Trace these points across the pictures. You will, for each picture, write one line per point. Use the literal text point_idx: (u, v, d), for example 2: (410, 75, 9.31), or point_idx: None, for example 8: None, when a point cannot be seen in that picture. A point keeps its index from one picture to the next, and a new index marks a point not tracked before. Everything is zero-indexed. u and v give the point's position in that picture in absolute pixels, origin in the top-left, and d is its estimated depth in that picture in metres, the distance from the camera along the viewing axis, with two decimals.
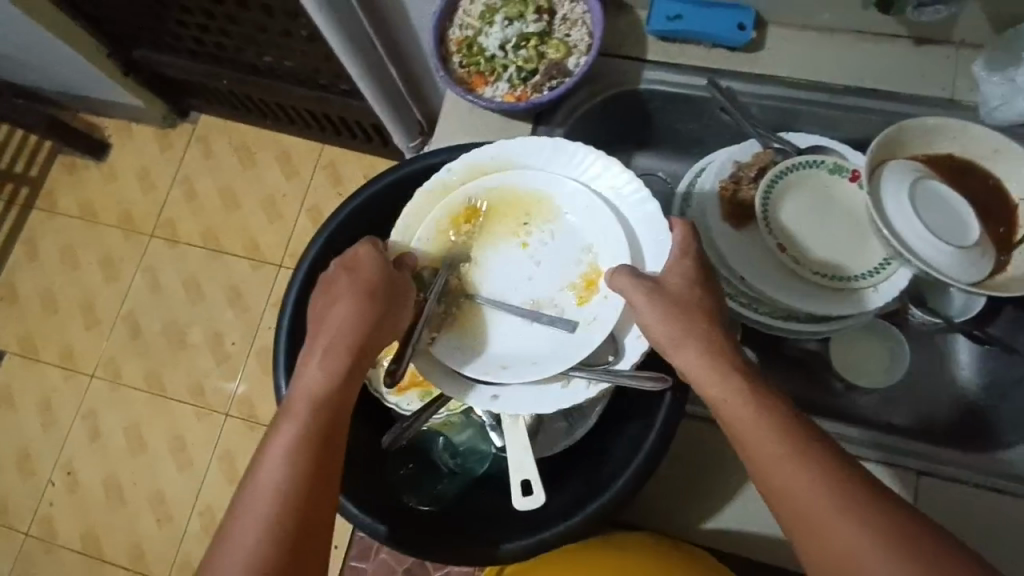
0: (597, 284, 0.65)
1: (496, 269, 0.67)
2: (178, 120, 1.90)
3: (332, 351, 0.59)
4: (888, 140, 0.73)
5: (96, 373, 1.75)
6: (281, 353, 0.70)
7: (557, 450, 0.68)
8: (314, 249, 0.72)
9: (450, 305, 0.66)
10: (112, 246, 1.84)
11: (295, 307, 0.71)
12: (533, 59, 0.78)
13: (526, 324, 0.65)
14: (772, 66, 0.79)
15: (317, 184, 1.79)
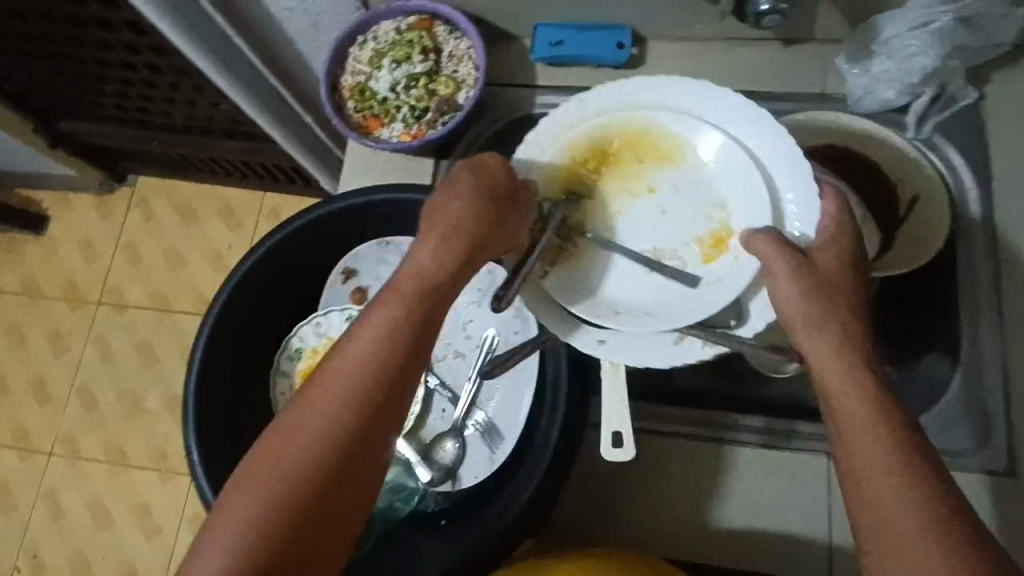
0: (727, 243, 0.63)
1: (617, 211, 0.66)
2: (116, 185, 1.88)
3: (449, 243, 0.56)
4: None
5: (54, 451, 1.71)
6: (190, 416, 0.62)
7: (481, 478, 0.69)
8: (224, 294, 0.65)
9: (564, 244, 0.65)
10: (60, 319, 1.81)
11: (202, 364, 0.64)
12: (424, 97, 0.80)
13: (646, 274, 0.64)
14: (656, 79, 0.82)
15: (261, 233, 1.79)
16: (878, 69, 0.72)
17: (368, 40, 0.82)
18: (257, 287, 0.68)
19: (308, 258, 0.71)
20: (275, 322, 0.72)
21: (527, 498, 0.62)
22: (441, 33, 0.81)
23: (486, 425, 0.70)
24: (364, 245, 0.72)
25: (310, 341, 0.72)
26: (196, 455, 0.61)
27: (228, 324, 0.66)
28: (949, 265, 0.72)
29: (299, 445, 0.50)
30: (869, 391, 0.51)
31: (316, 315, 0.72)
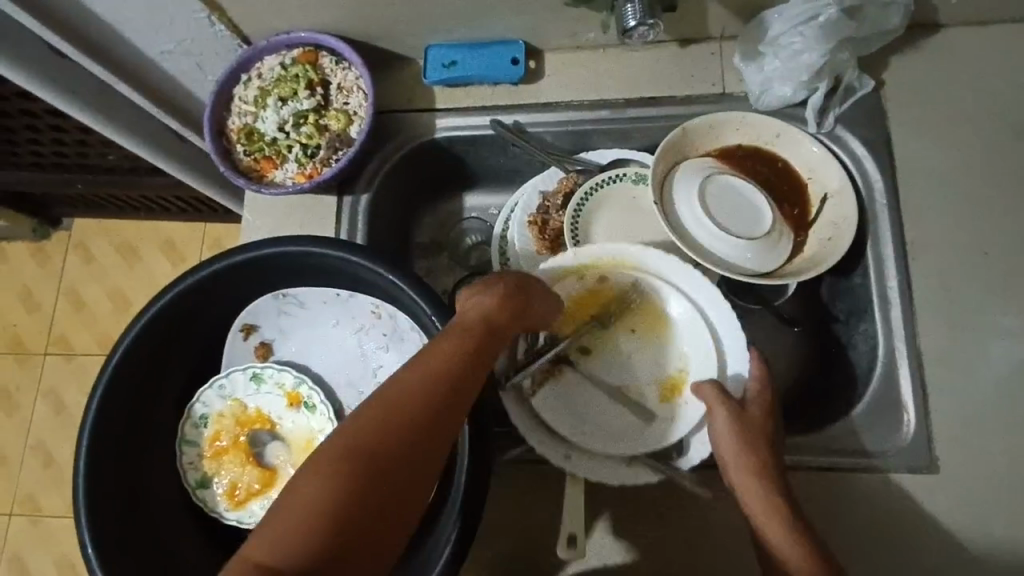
0: (681, 390, 0.69)
1: (594, 347, 0.73)
2: (52, 230, 1.81)
3: (506, 303, 0.58)
4: (674, 144, 0.74)
5: (14, 512, 1.65)
6: (82, 508, 0.57)
7: None
8: (113, 363, 0.61)
9: (554, 367, 0.71)
10: (5, 376, 1.74)
11: (91, 445, 0.60)
12: (314, 134, 0.77)
13: (610, 406, 0.71)
14: (556, 90, 0.79)
15: None
16: (768, 67, 0.71)
17: (252, 77, 0.78)
18: (147, 355, 0.64)
19: (201, 316, 0.67)
20: (175, 389, 0.68)
21: (439, 563, 0.56)
22: (327, 64, 0.78)
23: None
24: (260, 299, 0.69)
25: (214, 405, 0.69)
26: (91, 550, 0.56)
27: (117, 397, 0.62)
28: (864, 259, 0.70)
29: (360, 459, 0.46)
30: (789, 523, 0.55)
31: (218, 377, 0.69)
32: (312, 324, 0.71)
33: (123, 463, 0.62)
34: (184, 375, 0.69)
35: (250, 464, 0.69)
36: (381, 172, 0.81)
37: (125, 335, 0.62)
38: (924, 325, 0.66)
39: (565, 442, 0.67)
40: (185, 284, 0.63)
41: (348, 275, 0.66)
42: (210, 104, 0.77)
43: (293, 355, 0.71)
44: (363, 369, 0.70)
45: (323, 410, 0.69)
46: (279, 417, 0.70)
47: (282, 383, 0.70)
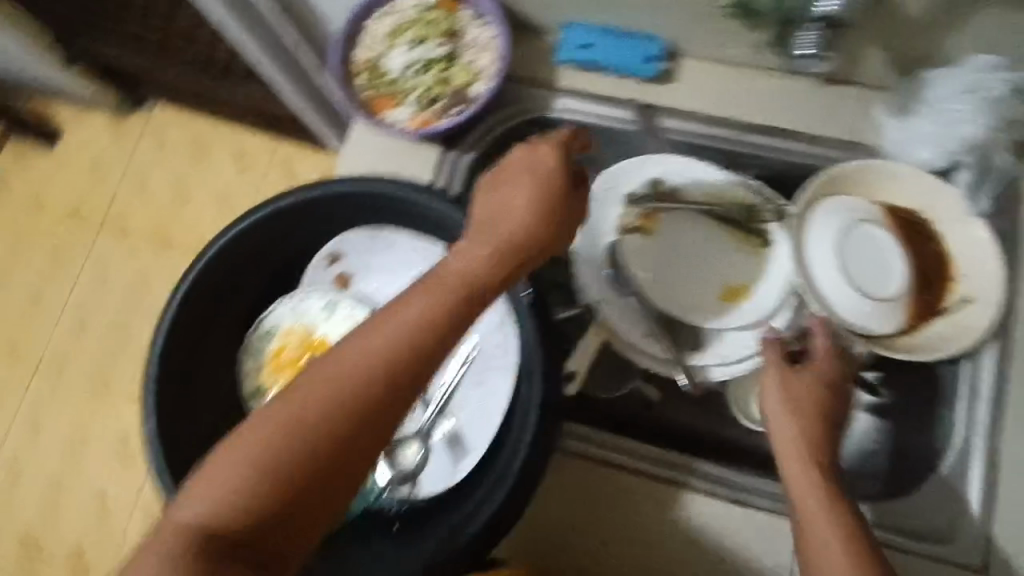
0: (744, 299, 0.69)
1: (687, 226, 0.72)
2: (132, 109, 1.85)
3: (530, 220, 0.56)
4: (849, 176, 0.70)
5: (43, 366, 1.73)
6: (151, 387, 0.61)
7: (440, 489, 0.67)
8: (196, 270, 0.64)
9: (644, 222, 0.71)
10: (61, 237, 1.81)
11: (170, 333, 0.63)
12: (437, 84, 0.76)
13: (678, 281, 0.70)
14: (682, 99, 0.77)
15: (270, 179, 1.76)
16: (914, 128, 0.69)
17: (388, 14, 0.78)
18: (238, 256, 0.66)
19: (296, 231, 0.69)
20: (245, 302, 0.71)
21: (483, 523, 0.58)
22: (465, 18, 0.77)
23: (456, 434, 0.69)
24: (351, 232, 0.71)
25: (284, 321, 0.71)
26: (153, 428, 0.60)
27: (203, 291, 0.65)
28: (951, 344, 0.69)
29: (371, 374, 0.48)
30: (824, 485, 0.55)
31: (294, 295, 0.71)
32: (396, 265, 0.72)
33: (193, 354, 0.66)
34: (253, 292, 0.71)
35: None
36: (485, 136, 0.80)
37: (213, 243, 0.64)
38: (1000, 430, 0.65)
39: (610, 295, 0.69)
40: (274, 205, 0.65)
41: (438, 227, 0.67)
42: (343, 30, 0.77)
43: (371, 290, 0.72)
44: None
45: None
46: None
47: (354, 317, 0.71)
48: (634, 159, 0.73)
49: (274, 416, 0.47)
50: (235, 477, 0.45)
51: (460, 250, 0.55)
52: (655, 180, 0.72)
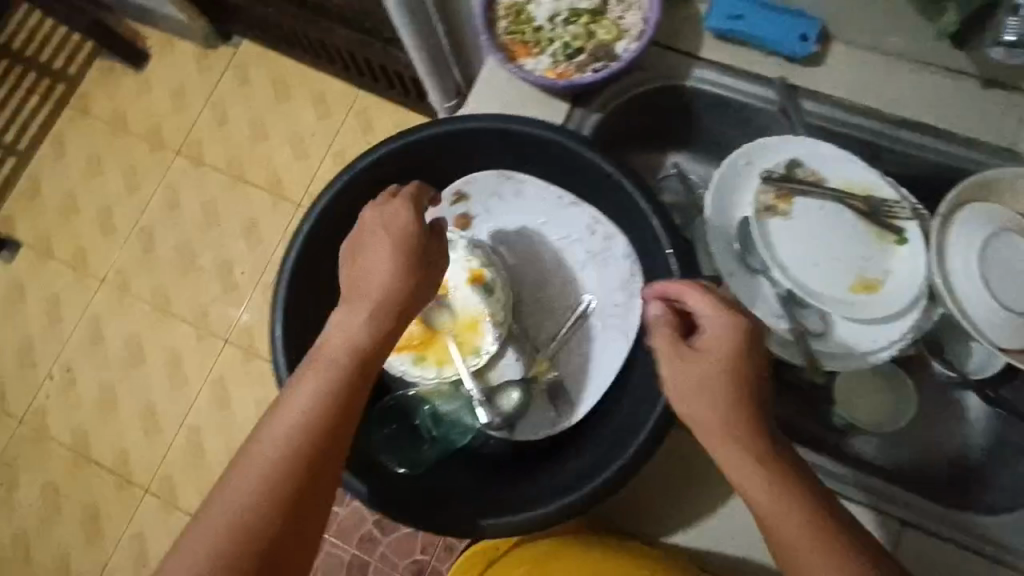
0: (875, 293, 0.69)
1: (821, 215, 0.71)
2: (219, 43, 1.83)
3: (401, 259, 0.63)
4: (1003, 179, 0.67)
5: (107, 279, 1.73)
6: (281, 292, 0.66)
7: (540, 437, 0.69)
8: (339, 182, 0.68)
9: (779, 205, 0.71)
10: (138, 158, 1.80)
11: (304, 246, 0.68)
12: (581, 36, 0.75)
13: (810, 268, 0.69)
14: (830, 84, 0.75)
15: (347, 129, 1.73)
16: None
17: None
18: (372, 183, 0.70)
19: (427, 166, 0.72)
20: None
21: (596, 480, 0.61)
22: None
23: (555, 387, 0.71)
24: (483, 173, 0.73)
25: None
26: (280, 329, 0.66)
27: (337, 211, 0.69)
28: None
29: (305, 427, 0.56)
30: (786, 504, 0.51)
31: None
32: (519, 214, 0.73)
33: (320, 269, 0.70)
34: None
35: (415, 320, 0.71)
36: (615, 98, 0.78)
37: (361, 159, 0.68)
38: None
39: (740, 271, 0.69)
40: (426, 133, 0.68)
41: (575, 173, 0.69)
42: None
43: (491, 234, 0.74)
44: (551, 275, 0.73)
45: (500, 296, 0.71)
46: (455, 287, 0.71)
47: (469, 258, 0.71)
48: (774, 138, 0.71)
49: (239, 482, 0.54)
50: (211, 558, 0.51)
51: (339, 319, 0.61)
52: (794, 161, 0.71)
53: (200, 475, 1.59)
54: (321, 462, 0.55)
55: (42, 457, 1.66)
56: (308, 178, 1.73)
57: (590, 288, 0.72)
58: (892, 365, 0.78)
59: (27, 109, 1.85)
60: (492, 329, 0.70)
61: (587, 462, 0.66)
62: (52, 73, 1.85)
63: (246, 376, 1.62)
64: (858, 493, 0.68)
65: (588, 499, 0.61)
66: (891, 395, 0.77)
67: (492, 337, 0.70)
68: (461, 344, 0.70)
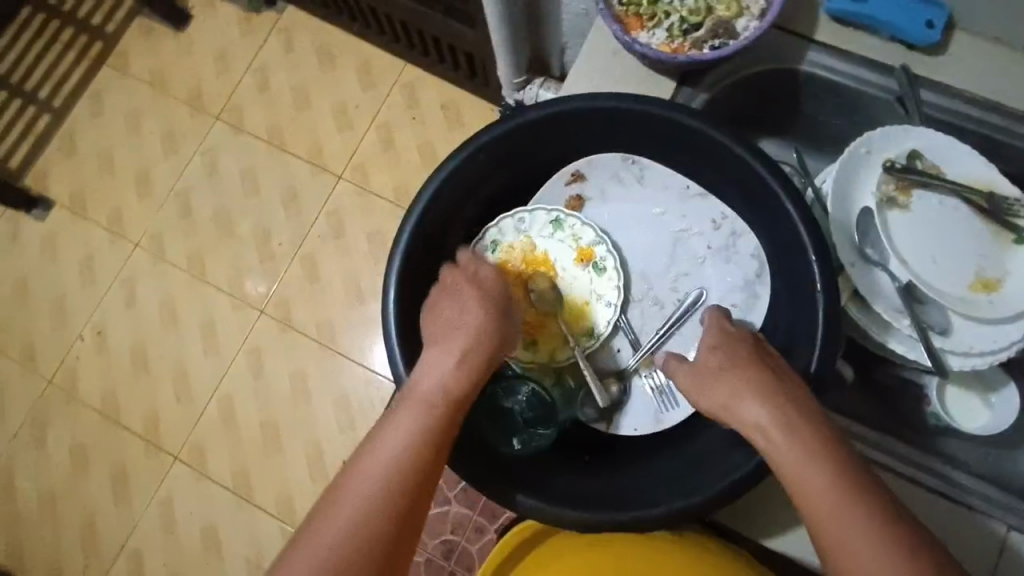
0: (993, 293, 0.67)
1: (938, 211, 0.70)
2: (265, 8, 1.65)
3: (482, 314, 0.66)
4: None
5: (141, 243, 1.58)
6: (399, 254, 0.69)
7: (642, 433, 0.75)
8: (463, 153, 0.70)
9: (897, 197, 0.70)
10: (176, 118, 1.64)
11: (424, 212, 0.70)
12: (700, 11, 0.73)
13: (927, 263, 0.68)
14: (951, 76, 0.73)
15: (393, 102, 1.57)
16: None
17: None
18: (492, 155, 0.72)
19: (546, 142, 0.74)
20: (481, 199, 0.77)
21: (716, 486, 0.61)
22: None
23: (662, 384, 0.75)
24: (603, 155, 0.77)
25: (508, 237, 0.79)
26: (394, 291, 0.68)
27: (459, 179, 0.71)
28: None
29: (402, 466, 0.57)
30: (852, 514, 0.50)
31: (522, 212, 0.78)
32: (637, 201, 0.79)
33: (434, 235, 0.73)
34: (497, 186, 0.77)
35: (526, 299, 0.77)
36: (726, 79, 0.76)
37: (489, 129, 0.70)
38: None
39: (858, 262, 0.68)
40: (566, 106, 0.69)
41: (700, 152, 0.71)
42: None
43: (599, 218, 0.79)
44: (667, 266, 0.78)
45: (611, 275, 0.78)
46: (564, 267, 0.79)
47: (578, 237, 0.78)
48: (898, 127, 0.69)
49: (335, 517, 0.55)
50: None
51: (431, 357, 0.64)
52: (914, 152, 0.69)
53: (234, 444, 1.46)
54: (418, 502, 0.57)
55: (69, 423, 1.52)
56: (352, 149, 1.57)
57: (708, 281, 0.76)
58: (999, 370, 0.76)
59: (40, 56, 1.66)
60: (604, 307, 0.78)
61: (701, 463, 0.67)
62: (90, 28, 1.68)
63: (284, 352, 1.49)
64: (968, 497, 0.67)
65: (704, 503, 0.61)
66: (988, 397, 0.75)
67: (604, 315, 0.77)
68: (574, 322, 0.78)
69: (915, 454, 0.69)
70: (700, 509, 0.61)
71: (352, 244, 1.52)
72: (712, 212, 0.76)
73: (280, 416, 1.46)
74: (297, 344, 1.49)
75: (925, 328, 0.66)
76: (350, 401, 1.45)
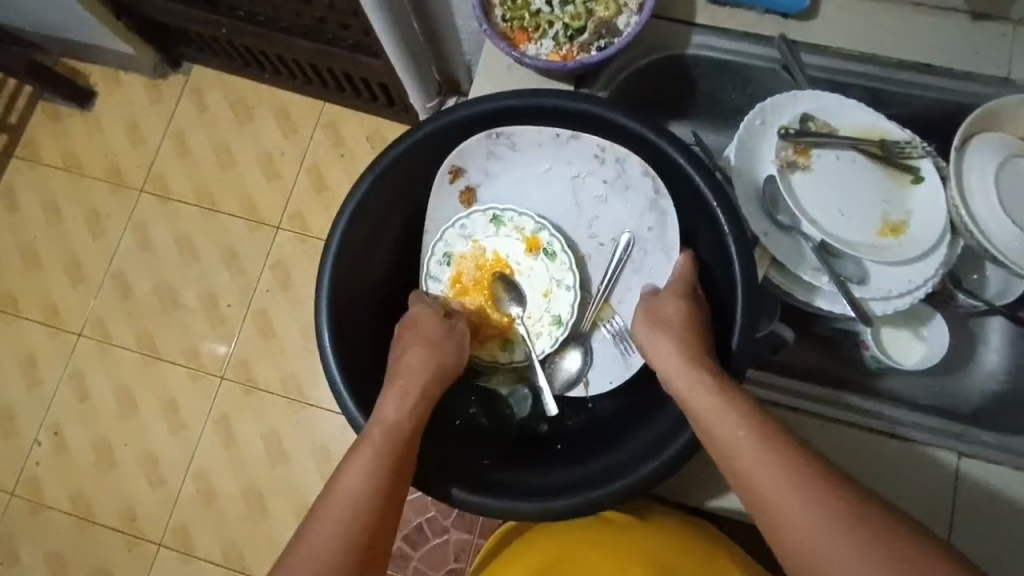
0: (902, 236, 0.71)
1: (838, 165, 0.73)
2: (170, 71, 1.62)
3: (429, 347, 0.70)
4: (992, 112, 0.68)
5: (84, 332, 1.53)
6: (325, 288, 0.68)
7: (616, 382, 0.76)
8: (373, 174, 0.69)
9: (799, 159, 0.73)
10: (97, 199, 1.59)
11: (342, 244, 0.69)
12: (581, 15, 0.74)
13: (836, 217, 0.72)
14: (827, 36, 0.76)
15: (318, 145, 1.56)
16: None
17: None
18: (398, 174, 0.72)
19: (442, 149, 0.75)
20: (396, 227, 0.77)
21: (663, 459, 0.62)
22: None
23: (620, 330, 0.77)
24: (467, 142, 0.75)
25: (457, 246, 0.79)
26: (326, 326, 0.67)
27: (369, 207, 0.71)
28: None
29: (365, 499, 0.60)
30: (760, 445, 0.55)
31: (461, 219, 0.78)
32: (520, 164, 0.78)
33: (358, 264, 0.72)
34: (409, 207, 0.77)
35: (489, 302, 0.79)
36: (620, 74, 0.78)
37: (390, 150, 0.70)
38: None
39: (772, 228, 0.71)
40: (449, 117, 0.71)
41: (596, 126, 0.71)
42: None
43: (527, 202, 0.80)
44: (578, 218, 0.79)
45: (563, 258, 0.77)
46: (518, 261, 0.79)
47: (521, 228, 0.78)
48: (786, 94, 0.71)
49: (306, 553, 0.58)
50: None
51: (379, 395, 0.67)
52: (807, 116, 0.72)
53: (218, 518, 1.42)
54: (381, 531, 0.61)
55: (40, 532, 1.45)
56: (284, 199, 1.55)
57: (622, 221, 0.77)
58: (924, 303, 0.79)
59: None
60: (564, 294, 0.77)
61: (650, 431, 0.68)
62: None
63: (252, 414, 1.46)
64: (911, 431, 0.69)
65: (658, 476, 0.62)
66: (920, 331, 0.79)
67: (565, 300, 0.77)
68: (544, 311, 0.78)
69: (853, 398, 0.72)
70: (656, 480, 0.62)
71: (302, 293, 1.50)
72: (591, 150, 0.75)
73: (261, 481, 1.43)
74: (264, 403, 1.46)
75: (842, 280, 0.69)
76: (328, 450, 1.43)
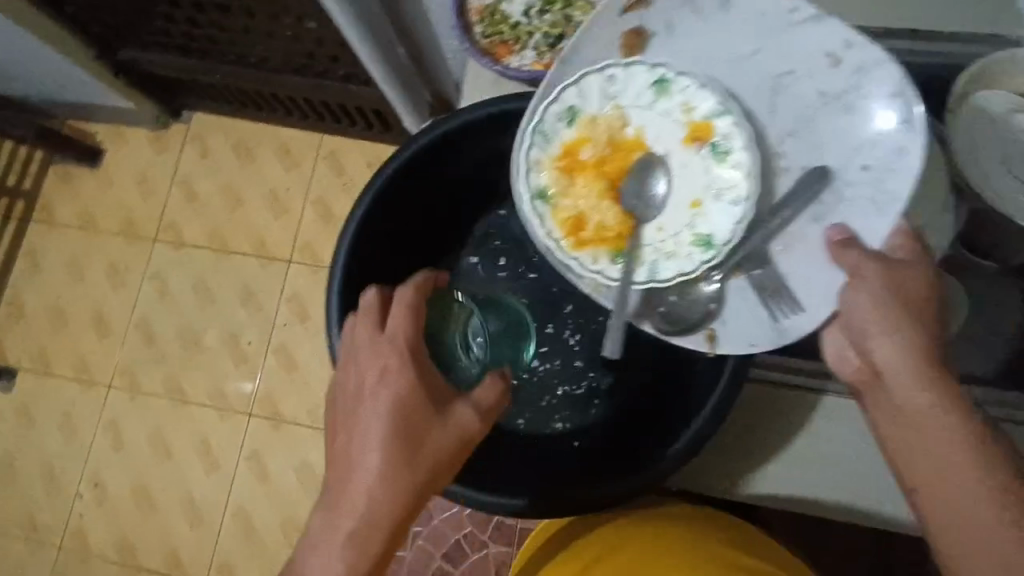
0: None
1: None
2: (171, 121, 1.66)
3: (397, 399, 0.54)
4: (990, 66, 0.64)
5: (113, 384, 1.56)
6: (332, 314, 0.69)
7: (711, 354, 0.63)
8: (367, 198, 0.72)
9: None
10: (115, 253, 1.63)
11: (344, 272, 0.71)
12: (559, 23, 0.76)
13: None
14: None
15: (320, 176, 1.58)
16: None
17: None
18: (391, 195, 0.74)
19: (432, 169, 0.76)
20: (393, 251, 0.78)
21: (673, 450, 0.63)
22: None
23: (771, 283, 0.61)
24: None
25: (591, 105, 0.62)
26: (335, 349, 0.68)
27: (365, 232, 0.73)
28: None
29: None
30: (946, 412, 0.48)
31: (610, 69, 0.61)
32: (720, 42, 0.61)
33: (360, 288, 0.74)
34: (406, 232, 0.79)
35: (608, 199, 0.63)
36: None
37: (380, 173, 0.72)
38: None
39: None
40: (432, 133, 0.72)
41: None
42: None
43: (712, 78, 0.62)
44: (772, 111, 0.60)
45: (737, 159, 0.59)
46: (670, 151, 0.61)
47: (689, 107, 0.60)
48: None
49: None
50: None
51: (335, 495, 0.53)
52: None
53: (259, 552, 1.44)
54: None
55: None
56: (293, 233, 1.57)
57: (828, 144, 0.59)
58: None
59: None
60: (721, 207, 0.59)
61: (666, 427, 0.68)
62: (7, 191, 1.68)
63: (283, 446, 1.48)
64: None
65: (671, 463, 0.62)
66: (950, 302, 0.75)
67: (721, 215, 0.59)
68: (683, 227, 0.61)
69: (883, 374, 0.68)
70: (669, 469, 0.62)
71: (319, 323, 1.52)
72: (829, 42, 0.57)
73: (298, 512, 1.44)
74: (294, 435, 1.48)
75: None
76: None
